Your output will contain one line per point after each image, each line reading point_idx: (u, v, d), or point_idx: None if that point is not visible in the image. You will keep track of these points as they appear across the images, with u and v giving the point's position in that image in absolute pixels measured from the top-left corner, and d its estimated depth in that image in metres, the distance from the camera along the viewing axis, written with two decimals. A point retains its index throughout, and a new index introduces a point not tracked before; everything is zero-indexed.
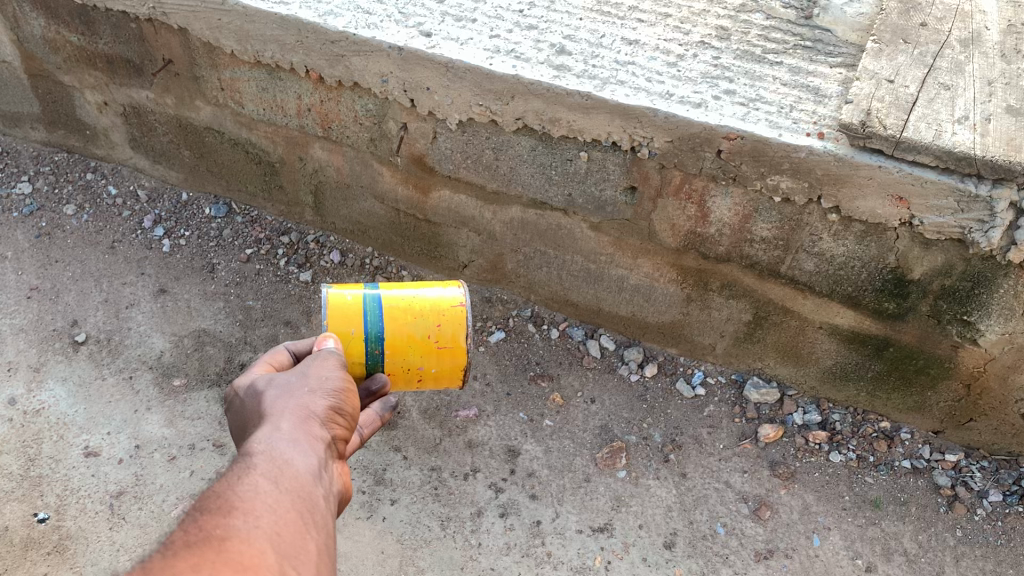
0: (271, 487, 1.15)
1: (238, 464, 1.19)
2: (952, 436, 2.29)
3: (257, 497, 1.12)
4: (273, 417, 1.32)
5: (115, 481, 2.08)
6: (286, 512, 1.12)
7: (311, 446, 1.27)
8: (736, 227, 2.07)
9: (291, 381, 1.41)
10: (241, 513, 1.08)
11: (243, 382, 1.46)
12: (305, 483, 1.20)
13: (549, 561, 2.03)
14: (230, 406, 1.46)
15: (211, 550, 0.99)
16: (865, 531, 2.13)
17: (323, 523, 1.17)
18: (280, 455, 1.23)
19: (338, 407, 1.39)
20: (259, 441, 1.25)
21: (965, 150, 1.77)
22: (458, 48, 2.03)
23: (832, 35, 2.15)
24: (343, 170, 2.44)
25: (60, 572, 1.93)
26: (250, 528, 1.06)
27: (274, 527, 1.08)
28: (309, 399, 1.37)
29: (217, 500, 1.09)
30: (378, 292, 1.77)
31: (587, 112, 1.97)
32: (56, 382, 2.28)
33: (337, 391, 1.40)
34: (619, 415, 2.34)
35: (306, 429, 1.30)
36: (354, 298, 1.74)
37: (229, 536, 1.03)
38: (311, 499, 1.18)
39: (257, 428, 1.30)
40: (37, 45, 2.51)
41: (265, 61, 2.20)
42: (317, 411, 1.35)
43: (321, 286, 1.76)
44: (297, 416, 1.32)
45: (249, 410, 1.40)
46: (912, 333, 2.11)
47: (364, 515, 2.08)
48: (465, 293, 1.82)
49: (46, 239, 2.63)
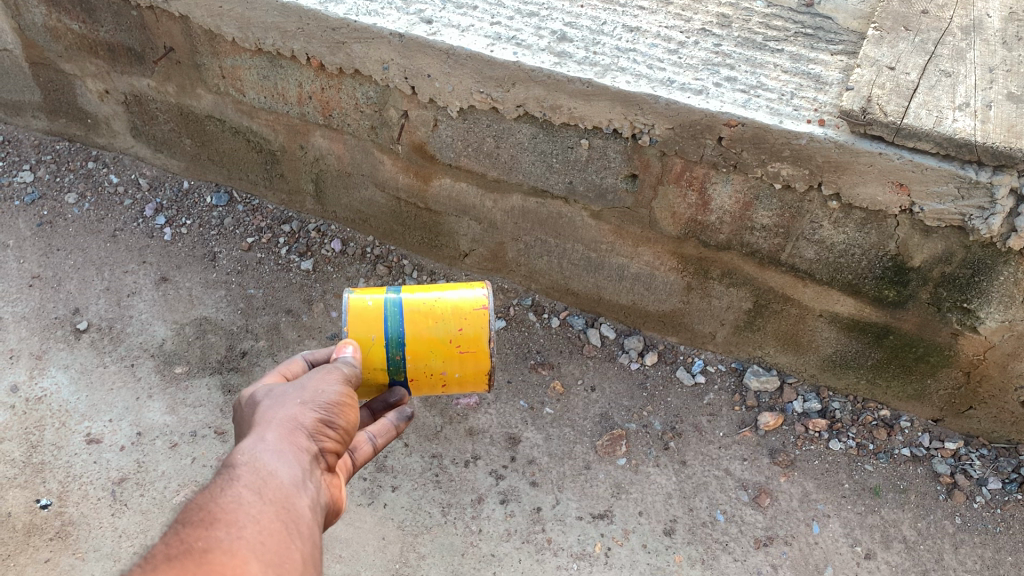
0: (254, 498, 1.15)
1: (222, 474, 1.19)
2: (952, 424, 2.28)
3: (240, 508, 1.12)
4: (262, 427, 1.32)
5: (117, 468, 2.12)
6: (269, 522, 1.12)
7: (296, 457, 1.26)
8: (737, 215, 2.05)
9: (286, 391, 1.40)
10: (224, 524, 1.08)
11: (245, 392, 1.47)
12: (289, 495, 1.19)
13: (549, 548, 2.04)
14: (233, 415, 1.47)
15: (193, 563, 0.99)
16: (864, 518, 2.13)
17: (308, 534, 1.17)
18: (264, 466, 1.22)
19: (330, 418, 1.37)
20: (245, 451, 1.25)
21: (966, 136, 1.73)
22: (459, 35, 2.00)
23: (832, 23, 2.13)
24: (344, 159, 2.43)
25: (62, 558, 1.96)
26: (232, 539, 1.06)
27: (257, 537, 1.08)
28: (299, 410, 1.35)
29: (200, 512, 1.09)
30: (400, 295, 1.75)
31: (588, 100, 1.94)
32: (58, 370, 2.30)
33: (329, 402, 1.38)
34: (619, 403, 2.34)
35: (293, 440, 1.29)
36: (375, 302, 1.73)
37: (211, 547, 1.03)
38: (295, 511, 1.17)
39: (245, 438, 1.30)
40: (37, 33, 2.50)
41: (266, 48, 2.18)
42: (307, 422, 1.34)
43: (343, 290, 1.76)
44: (285, 426, 1.31)
45: (246, 420, 1.40)
46: (912, 321, 2.09)
47: (366, 501, 2.10)
48: (488, 294, 1.80)
49: (48, 228, 2.64)
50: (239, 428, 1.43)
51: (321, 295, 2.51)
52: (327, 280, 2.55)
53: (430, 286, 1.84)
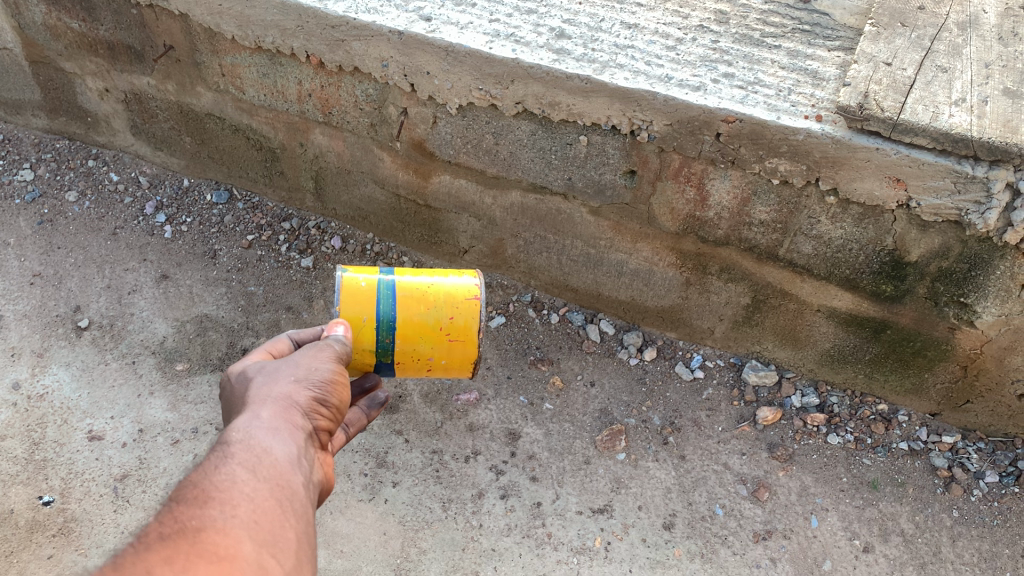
0: (249, 475, 1.16)
1: (217, 452, 1.20)
2: (948, 418, 2.30)
3: (234, 486, 1.13)
4: (256, 404, 1.33)
5: (119, 465, 2.13)
6: (264, 500, 1.13)
7: (290, 435, 1.28)
8: (735, 210, 2.06)
9: (279, 368, 1.42)
10: (218, 503, 1.08)
11: (235, 369, 1.48)
12: (284, 472, 1.21)
13: (550, 542, 2.05)
14: (223, 392, 1.47)
15: (185, 542, 1.00)
16: (863, 511, 2.15)
17: (303, 510, 1.18)
18: (259, 443, 1.24)
19: (324, 397, 1.40)
20: (239, 428, 1.26)
21: (962, 132, 1.75)
22: (458, 32, 2.01)
23: (830, 19, 2.14)
24: (344, 156, 2.44)
25: (65, 554, 1.97)
26: (226, 519, 1.06)
27: (252, 516, 1.09)
28: (293, 388, 1.38)
29: (194, 490, 1.10)
30: (393, 278, 1.76)
31: (587, 96, 1.95)
32: (59, 367, 2.31)
33: (324, 380, 1.42)
34: (618, 398, 2.36)
35: (288, 417, 1.32)
36: (368, 283, 1.74)
37: (205, 527, 1.03)
38: (290, 488, 1.19)
39: (238, 415, 1.31)
40: (37, 31, 2.51)
41: (265, 46, 2.18)
42: (301, 400, 1.37)
43: (336, 268, 1.77)
44: (279, 404, 1.34)
45: (238, 396, 1.41)
46: (909, 316, 2.10)
47: (366, 497, 2.11)
48: (480, 284, 1.81)
49: (48, 226, 2.65)
50: (229, 405, 1.44)
51: (321, 292, 2.52)
52: (327, 277, 2.56)
53: (422, 270, 1.85)
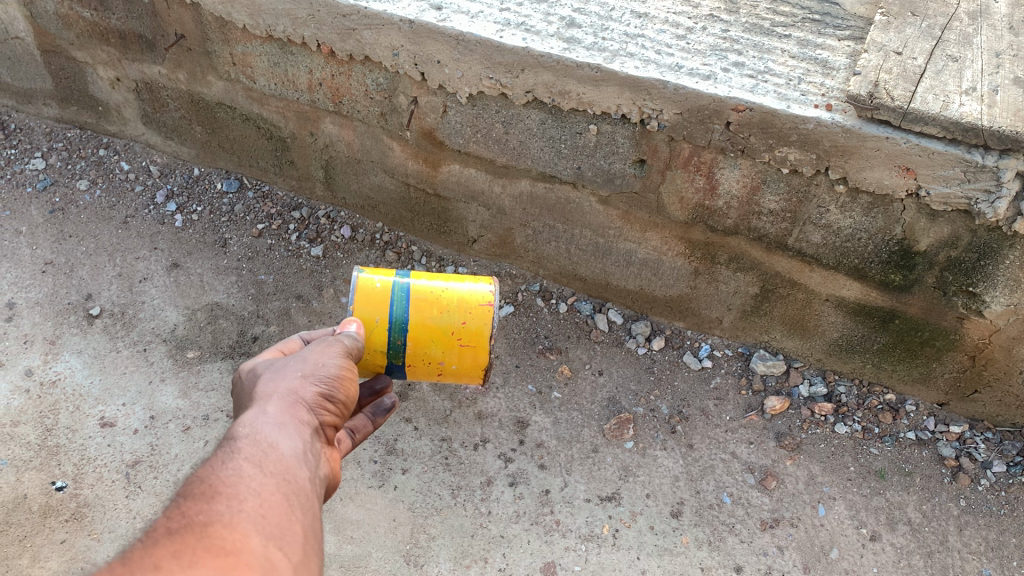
0: (256, 470, 1.17)
1: (224, 447, 1.21)
2: (956, 408, 2.30)
3: (241, 481, 1.13)
4: (263, 400, 1.35)
5: (130, 451, 2.15)
6: (271, 494, 1.14)
7: (297, 430, 1.30)
8: (745, 199, 2.06)
9: (287, 365, 1.44)
10: (225, 498, 1.09)
11: (245, 367, 1.49)
12: (290, 466, 1.22)
13: (558, 529, 2.07)
14: (233, 389, 1.49)
15: (193, 536, 1.01)
16: (870, 500, 2.16)
17: (309, 504, 1.19)
18: (265, 438, 1.25)
19: (330, 392, 1.41)
20: (246, 424, 1.27)
21: (972, 121, 1.74)
22: (468, 21, 2.01)
23: (839, 9, 2.14)
24: (354, 145, 2.45)
25: (78, 538, 1.99)
26: (233, 513, 1.07)
27: (259, 510, 1.10)
28: (300, 384, 1.39)
29: (201, 486, 1.11)
30: (408, 280, 1.77)
31: (597, 85, 1.95)
32: (71, 354, 2.33)
33: (330, 376, 1.43)
34: (626, 387, 2.37)
35: (294, 413, 1.33)
36: (383, 284, 1.75)
37: (212, 521, 1.04)
38: (296, 482, 1.20)
39: (246, 411, 1.33)
40: (49, 20, 2.52)
41: (276, 35, 2.19)
42: (307, 396, 1.38)
43: (354, 269, 1.79)
44: (286, 400, 1.35)
45: (246, 394, 1.43)
46: (918, 305, 2.11)
47: (376, 483, 2.13)
48: (495, 291, 1.81)
49: (60, 214, 2.66)
50: (238, 402, 1.45)
51: (331, 281, 2.53)
52: (337, 266, 2.58)
53: (437, 274, 1.86)
